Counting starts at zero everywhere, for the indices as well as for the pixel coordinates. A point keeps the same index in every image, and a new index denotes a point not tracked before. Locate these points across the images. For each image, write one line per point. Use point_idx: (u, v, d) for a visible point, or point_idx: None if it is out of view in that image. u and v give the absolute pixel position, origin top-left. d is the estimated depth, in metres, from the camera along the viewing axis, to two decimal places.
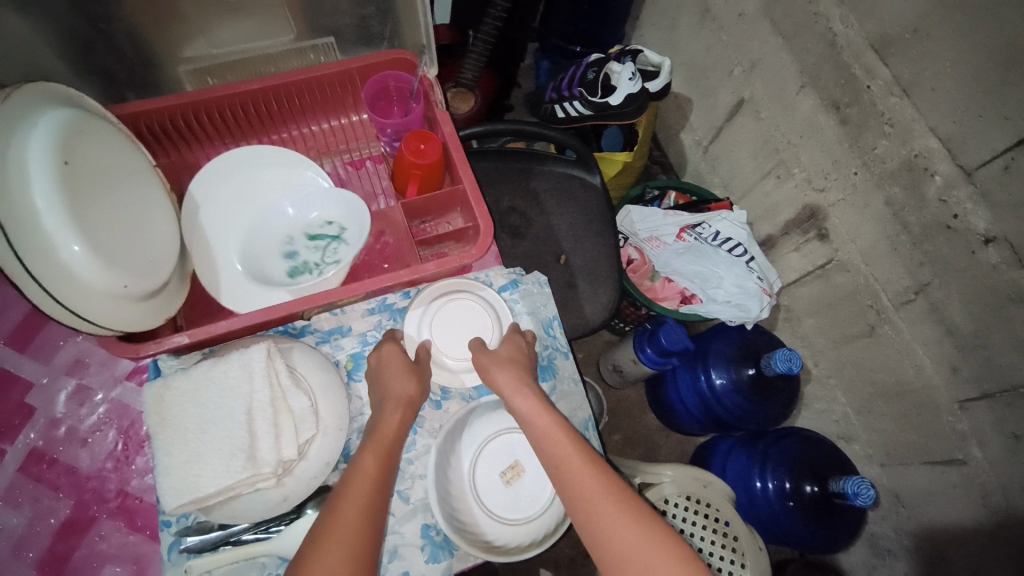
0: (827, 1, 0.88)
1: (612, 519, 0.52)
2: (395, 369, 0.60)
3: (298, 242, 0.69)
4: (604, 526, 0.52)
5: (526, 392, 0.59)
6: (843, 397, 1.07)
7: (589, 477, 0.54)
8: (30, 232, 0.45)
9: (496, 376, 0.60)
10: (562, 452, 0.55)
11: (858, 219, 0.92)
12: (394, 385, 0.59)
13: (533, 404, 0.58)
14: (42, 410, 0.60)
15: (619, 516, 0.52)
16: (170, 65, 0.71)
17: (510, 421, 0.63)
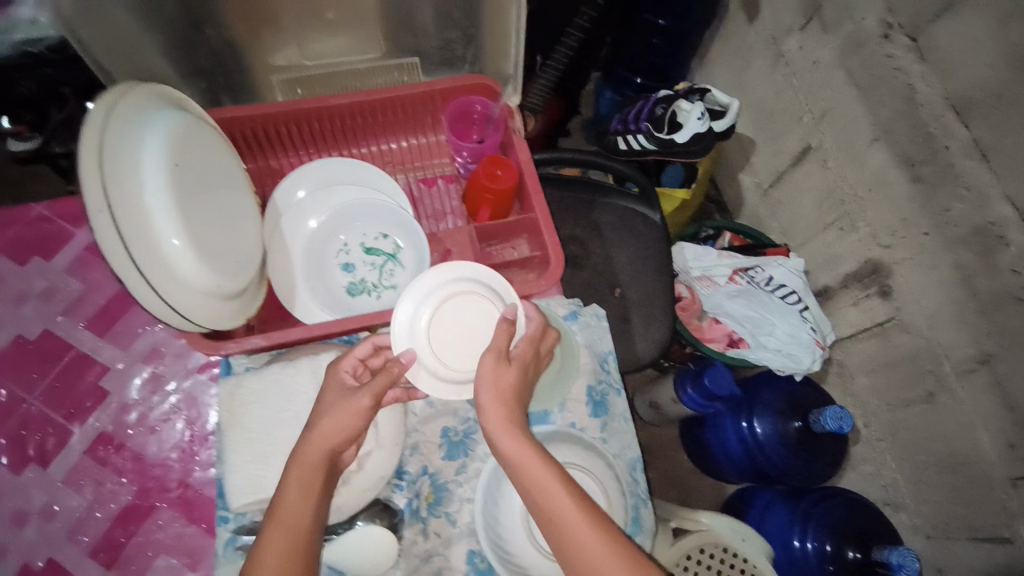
0: (909, 56, 0.86)
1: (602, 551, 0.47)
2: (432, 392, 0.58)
3: (353, 253, 0.70)
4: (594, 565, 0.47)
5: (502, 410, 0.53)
6: (893, 462, 1.04)
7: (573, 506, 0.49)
8: (138, 228, 0.48)
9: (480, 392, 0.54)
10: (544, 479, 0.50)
11: (923, 282, 0.89)
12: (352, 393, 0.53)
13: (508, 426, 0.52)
14: (115, 395, 0.64)
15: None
16: (265, 74, 0.73)
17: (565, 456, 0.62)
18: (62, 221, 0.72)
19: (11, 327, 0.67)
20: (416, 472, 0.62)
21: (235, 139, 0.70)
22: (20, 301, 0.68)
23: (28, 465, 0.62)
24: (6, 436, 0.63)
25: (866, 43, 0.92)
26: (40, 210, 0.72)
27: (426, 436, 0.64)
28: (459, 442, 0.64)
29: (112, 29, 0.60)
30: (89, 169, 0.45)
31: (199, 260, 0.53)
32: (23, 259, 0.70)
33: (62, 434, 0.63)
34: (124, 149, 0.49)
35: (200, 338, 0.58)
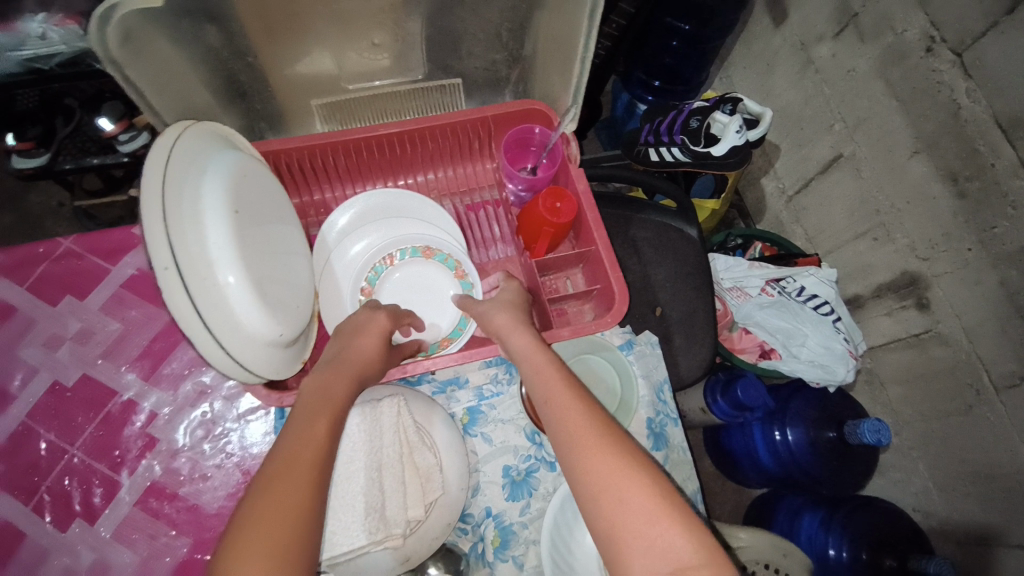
0: (953, 70, 0.85)
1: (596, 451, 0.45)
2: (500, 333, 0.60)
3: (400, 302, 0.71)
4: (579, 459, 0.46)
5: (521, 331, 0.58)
6: (924, 469, 1.03)
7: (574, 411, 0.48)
8: (205, 282, 0.46)
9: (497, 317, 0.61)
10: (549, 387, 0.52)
11: (965, 293, 0.89)
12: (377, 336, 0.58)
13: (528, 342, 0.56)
14: (164, 441, 0.65)
15: (609, 472, 0.44)
16: (305, 98, 0.71)
17: None
18: (92, 256, 0.71)
19: (47, 373, 0.67)
20: (480, 515, 0.61)
21: (283, 173, 0.70)
22: (55, 346, 0.68)
23: (75, 520, 0.62)
24: (49, 491, 0.63)
25: (909, 55, 0.91)
26: (67, 245, 0.71)
27: (489, 477, 0.63)
28: (521, 482, 0.63)
29: (161, 62, 0.57)
30: (153, 223, 0.42)
31: (262, 309, 0.51)
32: (54, 299, 0.69)
33: (110, 486, 0.63)
34: (185, 198, 0.46)
35: (266, 391, 0.58)
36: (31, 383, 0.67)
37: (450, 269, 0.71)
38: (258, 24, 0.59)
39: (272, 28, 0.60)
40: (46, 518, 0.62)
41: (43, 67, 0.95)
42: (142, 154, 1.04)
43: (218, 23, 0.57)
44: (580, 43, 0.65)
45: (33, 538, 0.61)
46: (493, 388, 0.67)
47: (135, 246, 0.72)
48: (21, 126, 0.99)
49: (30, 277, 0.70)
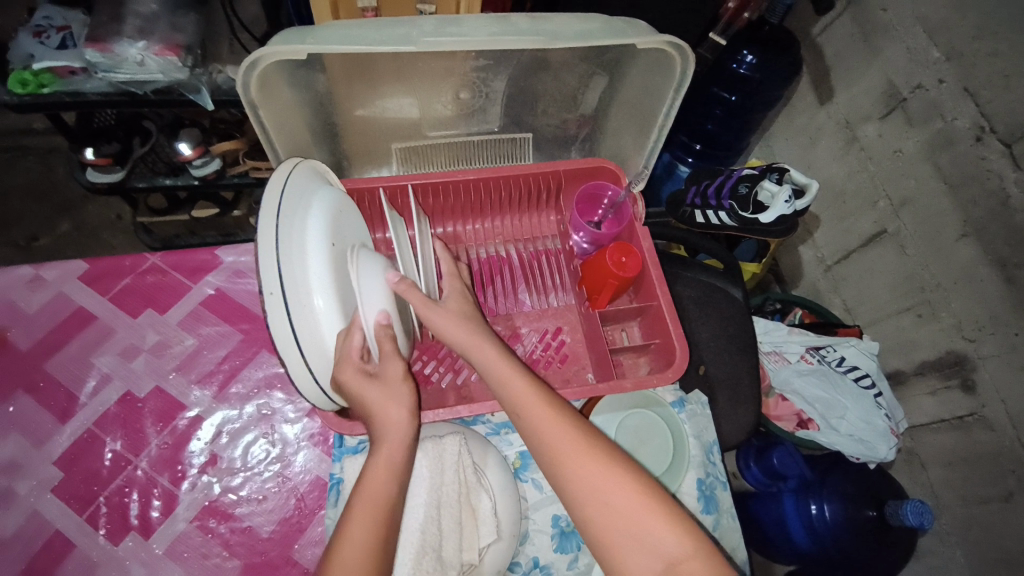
0: (1003, 160, 0.88)
1: (612, 485, 0.49)
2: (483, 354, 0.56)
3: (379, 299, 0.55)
4: (587, 494, 0.49)
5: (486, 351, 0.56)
6: (962, 557, 0.99)
7: (582, 451, 0.51)
8: (303, 309, 0.49)
9: (454, 336, 0.57)
10: (546, 424, 0.52)
11: (1012, 379, 0.88)
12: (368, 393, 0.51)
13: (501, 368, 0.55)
14: (225, 459, 0.66)
15: (621, 501, 0.49)
16: (387, 140, 0.76)
17: None
18: (175, 273, 0.74)
19: (120, 383, 0.69)
20: (527, 565, 0.60)
21: (363, 208, 0.74)
22: (130, 357, 0.71)
23: (129, 533, 0.63)
24: (105, 502, 0.64)
25: (958, 142, 0.94)
26: (152, 260, 0.74)
27: (538, 525, 0.62)
28: (570, 533, 0.61)
29: (276, 101, 0.62)
30: (266, 252, 0.46)
31: None
32: (135, 311, 0.72)
33: (169, 500, 0.65)
34: (294, 231, 0.50)
35: (337, 419, 0.59)
36: (102, 391, 0.69)
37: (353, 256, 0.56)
38: (356, 71, 0.63)
39: (367, 77, 0.65)
40: (98, 530, 0.63)
41: (137, 92, 0.96)
42: (211, 178, 1.11)
43: (327, 72, 0.62)
44: (667, 102, 0.69)
45: (81, 551, 0.63)
46: None
47: (216, 266, 0.75)
48: (98, 142, 1.07)
49: (113, 289, 0.73)
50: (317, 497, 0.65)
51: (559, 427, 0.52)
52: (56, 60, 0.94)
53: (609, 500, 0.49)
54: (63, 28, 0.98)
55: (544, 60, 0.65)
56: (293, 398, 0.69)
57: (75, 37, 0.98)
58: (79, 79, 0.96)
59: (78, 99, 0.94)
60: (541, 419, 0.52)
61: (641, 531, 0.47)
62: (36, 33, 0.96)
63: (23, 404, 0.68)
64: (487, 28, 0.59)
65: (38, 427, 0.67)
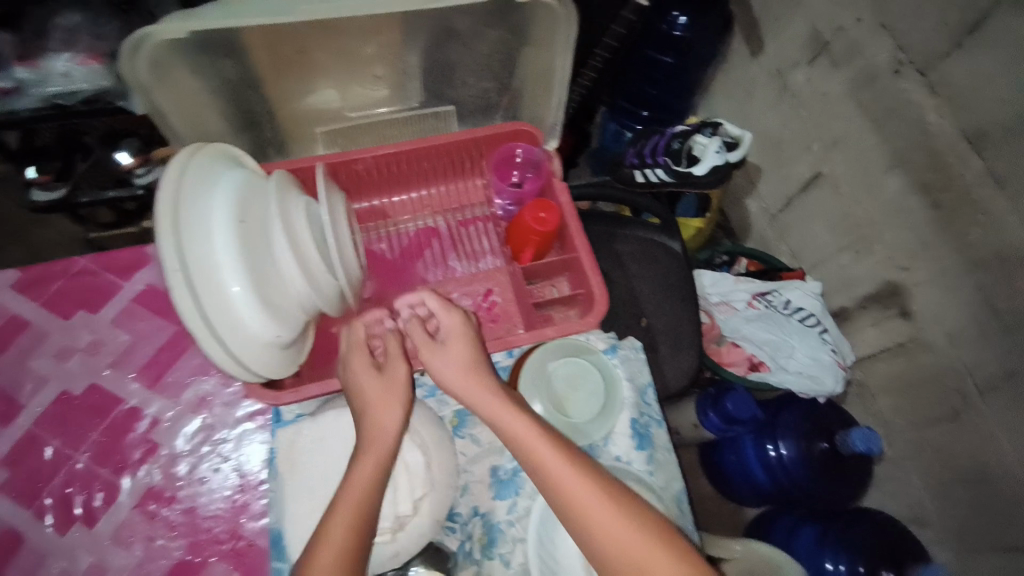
0: (920, 91, 0.90)
1: (595, 505, 0.52)
2: (478, 383, 0.59)
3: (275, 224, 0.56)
4: (579, 513, 0.52)
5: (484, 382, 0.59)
6: (917, 479, 1.03)
7: (568, 471, 0.53)
8: (211, 286, 0.50)
9: (446, 373, 0.60)
10: (537, 447, 0.55)
11: (945, 301, 0.91)
12: (367, 388, 0.58)
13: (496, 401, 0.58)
14: (164, 446, 0.68)
15: (603, 518, 0.51)
16: (308, 125, 0.77)
17: None
18: (107, 274, 0.76)
19: (57, 383, 0.71)
20: (467, 514, 0.63)
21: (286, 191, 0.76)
22: (65, 358, 0.72)
23: (74, 524, 0.66)
24: (49, 496, 0.67)
25: (878, 78, 0.96)
26: (84, 263, 0.76)
27: (476, 476, 0.64)
28: (508, 481, 0.64)
29: (177, 87, 0.64)
30: (164, 232, 0.47)
31: (265, 314, 0.53)
32: (67, 314, 0.74)
33: (112, 488, 0.67)
34: (195, 212, 0.50)
35: (262, 389, 0.61)
36: (40, 392, 0.71)
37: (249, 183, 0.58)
38: (266, 57, 0.65)
39: (279, 63, 0.66)
40: (45, 522, 0.66)
41: (66, 103, 0.97)
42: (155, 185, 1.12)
43: (235, 59, 0.63)
44: (563, 57, 0.71)
45: (29, 545, 0.65)
46: None
47: (147, 264, 0.77)
48: (41, 161, 1.09)
49: (46, 294, 0.74)
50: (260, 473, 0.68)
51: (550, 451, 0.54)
52: None
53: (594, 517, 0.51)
54: None
55: (451, 29, 0.67)
56: (228, 381, 0.71)
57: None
58: (9, 97, 0.96)
59: (10, 117, 0.95)
60: (534, 442, 0.55)
61: (623, 549, 0.50)
62: None
63: None
64: None
65: None
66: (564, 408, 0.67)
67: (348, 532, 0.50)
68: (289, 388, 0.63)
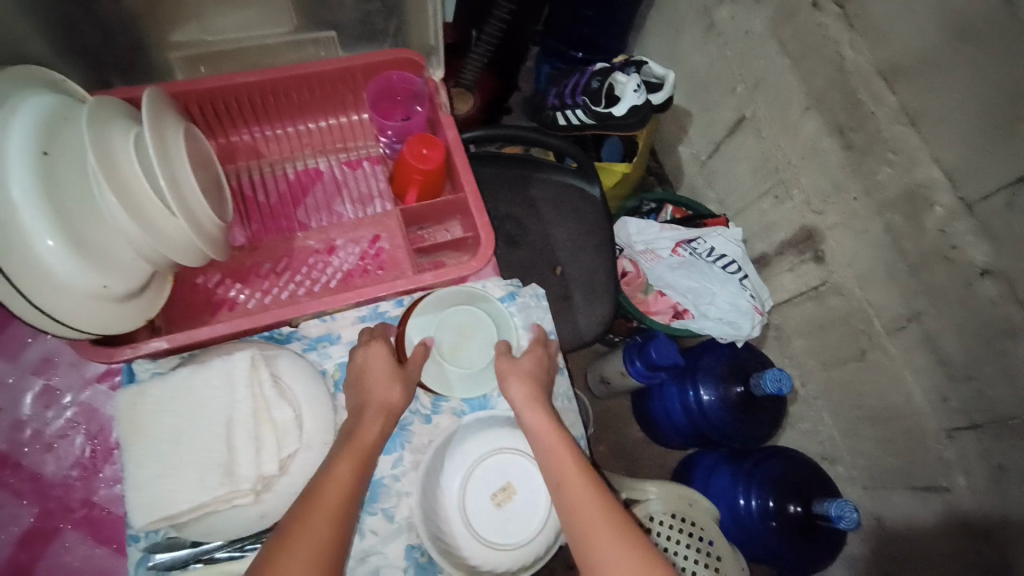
0: (837, 24, 0.87)
1: (577, 487, 0.54)
2: (511, 372, 0.60)
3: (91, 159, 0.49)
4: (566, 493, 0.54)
5: (512, 373, 0.60)
6: (829, 418, 1.06)
7: (567, 455, 0.56)
8: (4, 228, 0.43)
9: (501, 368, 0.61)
10: (545, 435, 0.57)
11: (856, 244, 0.91)
12: (381, 386, 0.57)
13: (523, 391, 0.59)
14: (7, 411, 0.59)
15: (583, 499, 0.54)
16: (160, 51, 0.67)
17: (501, 441, 0.60)
18: None
19: None
20: None
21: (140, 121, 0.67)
22: None
23: None
24: None
25: (798, 12, 0.92)
26: None
27: None
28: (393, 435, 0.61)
29: None
30: None
31: (81, 260, 0.47)
32: None
33: None
34: None
35: (91, 345, 0.55)
36: None
37: (63, 112, 0.50)
38: None
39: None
40: None
41: None
42: None
43: None
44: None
45: None
46: None
47: None
48: None
49: None
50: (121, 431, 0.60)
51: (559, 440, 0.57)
52: None
53: (575, 496, 0.54)
54: None
55: None
56: None
57: None
58: None
59: None
60: (542, 431, 0.57)
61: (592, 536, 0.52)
62: None
63: None
64: None
65: None
66: (455, 357, 0.63)
67: (339, 503, 0.50)
68: (130, 342, 0.57)
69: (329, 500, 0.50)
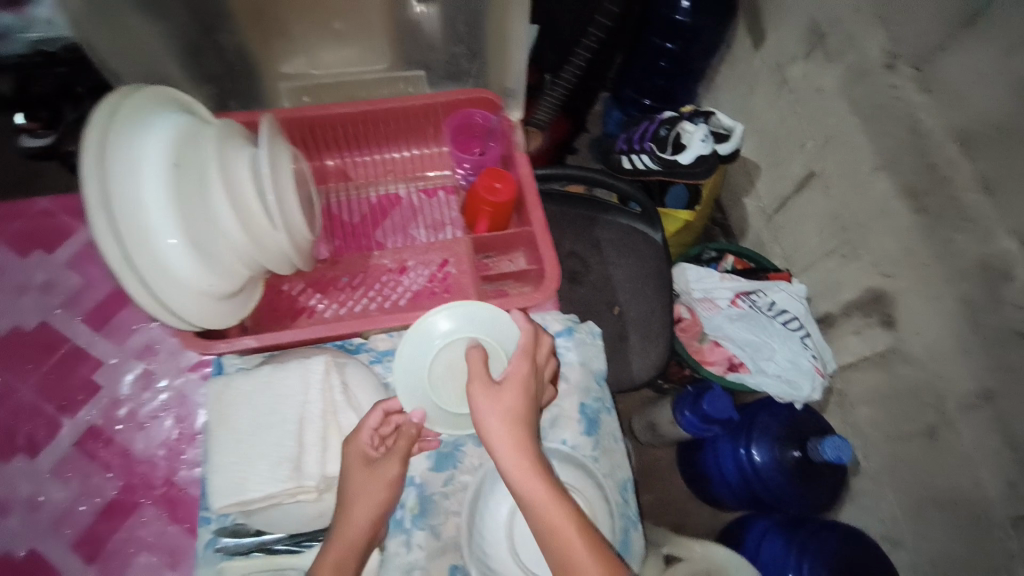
0: (909, 85, 0.86)
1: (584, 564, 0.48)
2: (497, 421, 0.52)
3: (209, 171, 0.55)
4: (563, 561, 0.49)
5: (498, 427, 0.52)
6: (893, 496, 0.99)
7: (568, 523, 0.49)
8: (136, 228, 0.49)
9: (487, 425, 0.52)
10: (542, 502, 0.50)
11: (925, 311, 0.87)
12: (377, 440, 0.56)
13: (507, 442, 0.52)
14: (106, 389, 0.66)
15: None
16: (273, 80, 0.76)
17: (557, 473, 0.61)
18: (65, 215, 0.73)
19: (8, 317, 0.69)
20: (402, 483, 0.62)
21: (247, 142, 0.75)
22: (19, 294, 0.70)
23: (16, 456, 0.64)
24: None
25: (870, 72, 0.91)
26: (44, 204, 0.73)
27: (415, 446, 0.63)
28: (448, 453, 0.63)
29: (130, 29, 0.64)
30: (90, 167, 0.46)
31: (195, 261, 0.52)
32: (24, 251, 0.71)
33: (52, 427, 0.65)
34: (125, 150, 0.49)
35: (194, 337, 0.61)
36: None
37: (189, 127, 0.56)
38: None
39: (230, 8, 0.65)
40: None
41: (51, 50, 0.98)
42: None
43: None
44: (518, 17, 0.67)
45: None
46: None
47: None
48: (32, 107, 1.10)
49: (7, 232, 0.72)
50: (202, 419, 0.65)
51: (558, 507, 0.50)
52: None
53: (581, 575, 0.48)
54: None
55: None
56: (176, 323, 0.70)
57: None
58: None
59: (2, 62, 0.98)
60: (535, 495, 0.50)
61: None
62: None
63: None
64: None
65: None
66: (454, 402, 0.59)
67: (352, 543, 0.52)
68: (222, 339, 0.62)
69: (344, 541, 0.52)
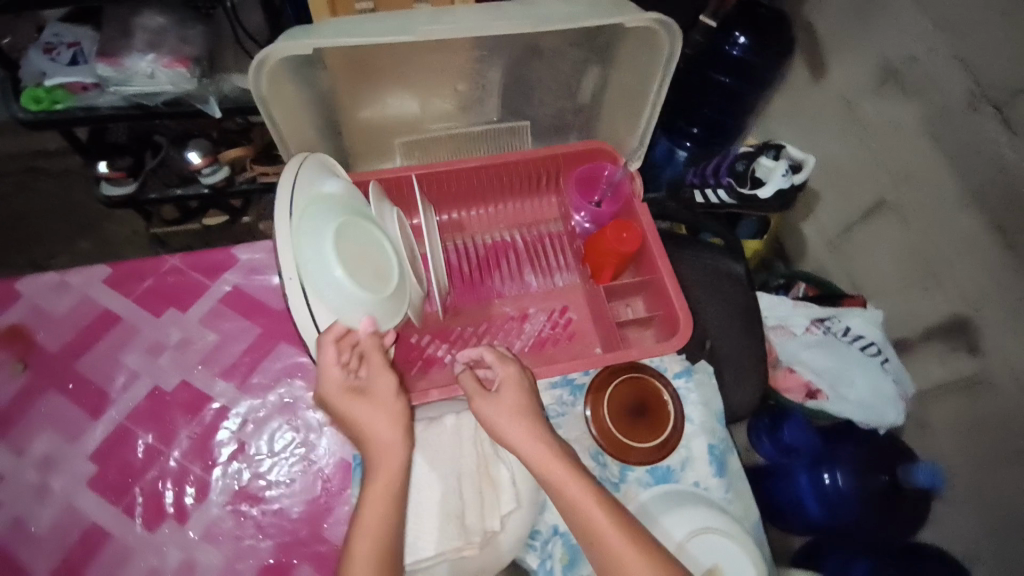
0: (994, 124, 0.88)
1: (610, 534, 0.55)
2: (505, 409, 0.62)
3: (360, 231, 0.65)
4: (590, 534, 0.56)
5: (519, 422, 0.61)
6: (971, 516, 0.99)
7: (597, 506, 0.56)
8: (318, 289, 0.60)
9: (504, 426, 0.61)
10: (565, 483, 0.58)
11: (1017, 341, 0.89)
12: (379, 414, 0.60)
13: (524, 433, 0.60)
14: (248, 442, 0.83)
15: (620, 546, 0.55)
16: (389, 136, 0.79)
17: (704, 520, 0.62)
18: (194, 273, 0.89)
19: (148, 377, 0.85)
20: (547, 532, 0.64)
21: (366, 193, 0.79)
22: (155, 354, 0.86)
23: (162, 518, 0.79)
24: (137, 490, 0.80)
25: (952, 110, 0.94)
26: (173, 263, 0.89)
27: None
28: None
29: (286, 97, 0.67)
30: (284, 244, 0.59)
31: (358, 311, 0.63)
32: (157, 310, 0.88)
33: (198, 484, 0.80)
34: (307, 223, 0.61)
35: None
36: (131, 386, 0.84)
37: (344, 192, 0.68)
38: (352, 65, 0.67)
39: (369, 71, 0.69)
40: (135, 518, 0.79)
41: (146, 103, 0.99)
42: (221, 186, 1.14)
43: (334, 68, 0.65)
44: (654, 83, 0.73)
45: (118, 540, 0.78)
46: (559, 408, 0.72)
47: (233, 265, 0.90)
48: (113, 156, 1.11)
49: (135, 292, 0.88)
50: (341, 476, 0.81)
51: (580, 486, 0.57)
52: (70, 77, 0.96)
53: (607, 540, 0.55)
54: (74, 44, 0.98)
55: (536, 47, 0.69)
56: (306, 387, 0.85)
57: (86, 52, 0.98)
58: (91, 94, 0.98)
59: (91, 113, 0.98)
60: (552, 471, 0.58)
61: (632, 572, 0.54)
62: (48, 50, 0.97)
63: (56, 401, 0.83)
64: (485, 16, 0.64)
65: (72, 423, 0.82)
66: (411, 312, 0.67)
67: (373, 533, 0.56)
68: None
69: (366, 529, 0.56)
